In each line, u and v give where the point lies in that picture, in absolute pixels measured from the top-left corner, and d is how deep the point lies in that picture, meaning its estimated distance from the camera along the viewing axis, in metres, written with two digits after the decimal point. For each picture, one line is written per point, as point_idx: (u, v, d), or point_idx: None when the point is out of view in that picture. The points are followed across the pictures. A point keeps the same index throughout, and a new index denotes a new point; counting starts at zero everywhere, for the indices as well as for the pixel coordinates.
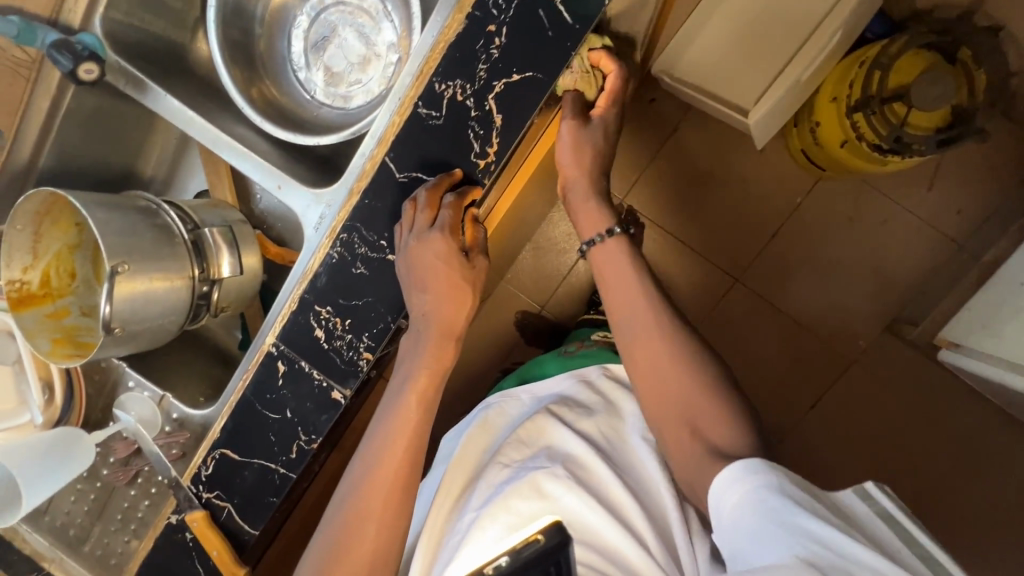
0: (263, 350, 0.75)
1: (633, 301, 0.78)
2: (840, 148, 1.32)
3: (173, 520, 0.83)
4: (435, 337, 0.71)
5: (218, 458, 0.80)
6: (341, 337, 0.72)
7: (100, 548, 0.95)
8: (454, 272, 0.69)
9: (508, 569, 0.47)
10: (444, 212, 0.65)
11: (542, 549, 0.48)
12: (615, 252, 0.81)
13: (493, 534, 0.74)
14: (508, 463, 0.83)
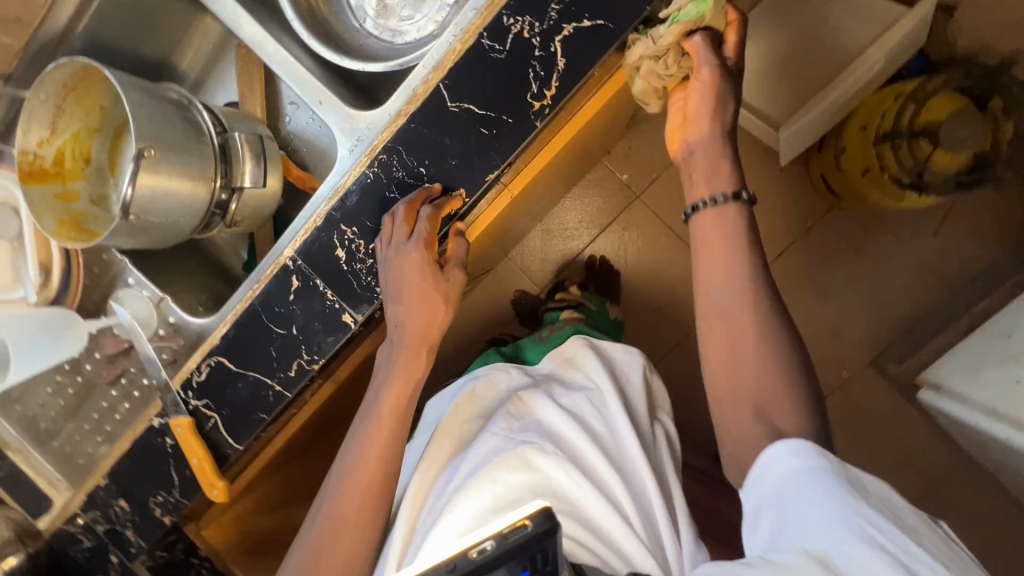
0: (280, 262, 0.73)
1: (730, 267, 0.68)
2: (862, 177, 1.34)
3: (156, 423, 0.81)
4: (407, 353, 0.74)
5: (215, 365, 0.78)
6: (362, 260, 0.71)
7: (70, 445, 0.92)
8: (431, 288, 0.71)
9: (493, 553, 0.45)
10: (421, 224, 0.67)
11: (530, 534, 0.46)
12: (726, 214, 0.70)
13: (478, 503, 0.71)
14: (496, 435, 0.79)
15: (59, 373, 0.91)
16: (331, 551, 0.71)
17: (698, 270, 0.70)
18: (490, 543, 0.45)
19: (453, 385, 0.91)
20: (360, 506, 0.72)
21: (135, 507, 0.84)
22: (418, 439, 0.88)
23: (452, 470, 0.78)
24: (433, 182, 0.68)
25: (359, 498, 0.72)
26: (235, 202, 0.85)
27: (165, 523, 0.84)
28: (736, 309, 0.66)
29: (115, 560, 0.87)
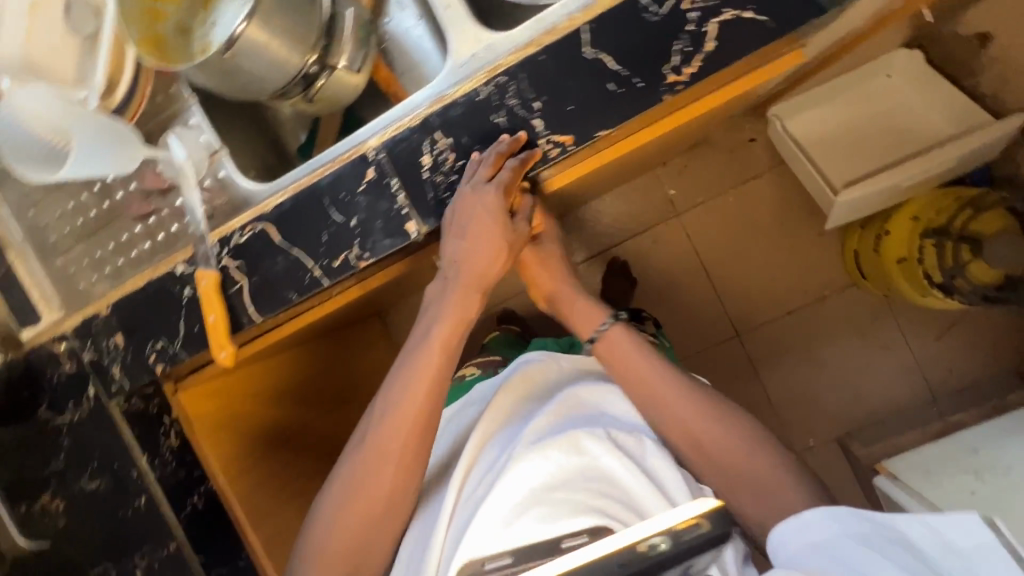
0: (361, 150, 0.71)
1: (654, 386, 0.84)
2: (895, 263, 1.38)
3: (179, 270, 0.78)
4: (463, 289, 0.78)
5: (258, 232, 0.75)
6: (445, 175, 0.70)
7: (76, 268, 0.89)
8: (497, 236, 0.74)
9: (666, 549, 0.55)
10: (500, 173, 0.70)
11: (707, 536, 0.56)
12: (620, 340, 0.89)
13: (530, 474, 0.75)
14: (549, 417, 0.83)
15: (85, 192, 0.87)
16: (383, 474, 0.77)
17: (636, 393, 0.85)
18: (663, 542, 0.55)
19: (508, 368, 0.97)
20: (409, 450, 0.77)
21: (128, 347, 0.82)
22: (473, 408, 0.93)
23: (508, 442, 0.82)
24: (542, 120, 0.67)
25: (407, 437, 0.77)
26: (323, 80, 0.83)
27: (155, 372, 0.82)
28: (688, 413, 0.82)
29: (88, 395, 0.85)
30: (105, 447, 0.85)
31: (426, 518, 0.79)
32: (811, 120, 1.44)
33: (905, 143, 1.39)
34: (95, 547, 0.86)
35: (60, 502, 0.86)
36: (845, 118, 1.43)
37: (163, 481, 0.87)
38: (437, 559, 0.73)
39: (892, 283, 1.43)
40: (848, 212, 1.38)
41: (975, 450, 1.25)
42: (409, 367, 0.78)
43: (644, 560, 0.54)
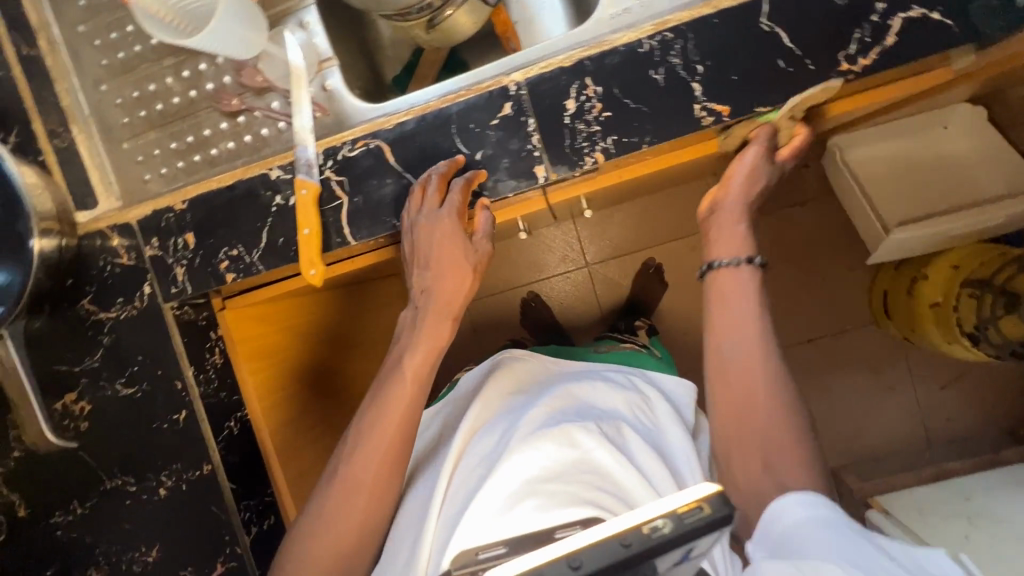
0: (503, 83, 0.67)
1: (747, 329, 0.65)
2: (930, 307, 1.27)
3: (274, 175, 0.72)
4: (431, 318, 0.72)
5: (371, 149, 0.70)
6: (587, 123, 0.66)
7: (143, 156, 0.82)
8: (457, 257, 0.70)
9: (669, 533, 0.45)
10: (452, 194, 0.67)
11: (707, 520, 0.46)
12: (740, 281, 0.67)
13: (521, 463, 0.72)
14: (535, 408, 0.80)
15: (169, 77, 0.80)
16: (355, 506, 0.71)
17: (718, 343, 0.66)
18: (666, 523, 0.45)
19: (492, 361, 0.96)
20: (378, 477, 0.71)
21: (199, 248, 0.75)
22: (462, 402, 0.91)
23: (499, 433, 0.79)
24: (701, 86, 0.64)
25: (374, 472, 0.71)
26: (455, 9, 0.82)
27: (225, 281, 0.75)
28: (759, 380, 0.63)
29: (145, 292, 0.77)
30: (149, 352, 0.78)
31: (417, 508, 0.76)
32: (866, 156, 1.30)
33: (959, 196, 1.26)
34: (123, 456, 0.80)
35: (87, 403, 0.80)
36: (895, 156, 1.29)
37: (206, 399, 0.80)
38: (430, 551, 0.69)
39: (926, 326, 1.31)
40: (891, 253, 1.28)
41: (969, 498, 1.23)
42: (371, 411, 0.72)
43: (645, 540, 0.45)
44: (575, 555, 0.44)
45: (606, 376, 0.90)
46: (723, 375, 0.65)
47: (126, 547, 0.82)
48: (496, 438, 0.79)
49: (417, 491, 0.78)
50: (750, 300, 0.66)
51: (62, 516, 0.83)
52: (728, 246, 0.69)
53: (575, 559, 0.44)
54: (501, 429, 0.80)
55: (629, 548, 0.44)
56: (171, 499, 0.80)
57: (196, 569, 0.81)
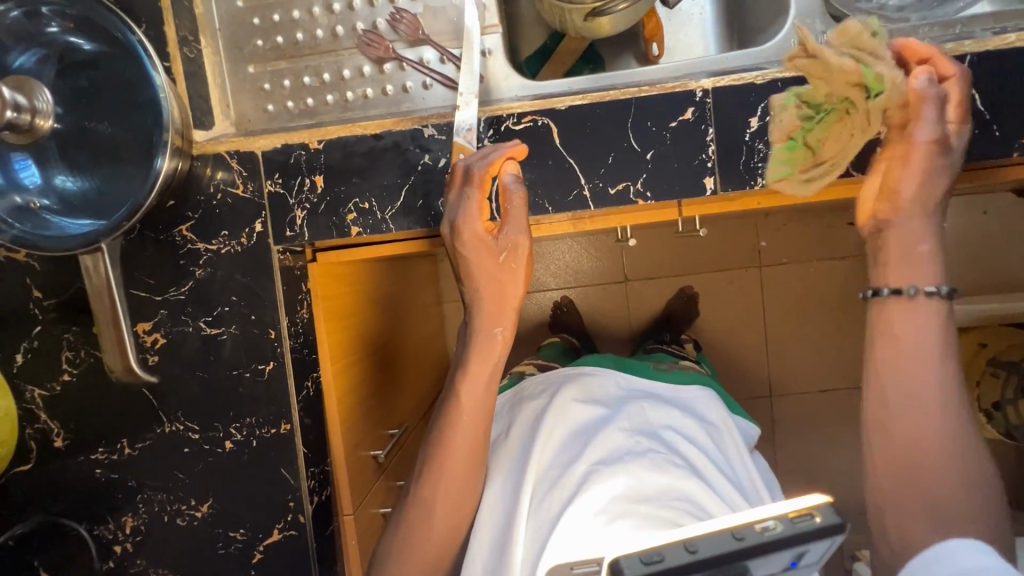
0: (690, 87, 0.65)
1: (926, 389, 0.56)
2: None
3: (426, 133, 0.68)
4: (490, 313, 0.68)
5: (538, 126, 0.67)
6: (768, 143, 0.65)
7: (270, 85, 0.76)
8: (496, 266, 0.67)
9: (778, 532, 0.45)
10: (472, 193, 0.64)
11: (820, 527, 0.45)
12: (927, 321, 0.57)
13: (613, 491, 0.68)
14: (620, 431, 0.76)
15: (316, 6, 0.74)
16: (436, 520, 0.70)
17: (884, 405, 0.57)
18: (777, 524, 0.46)
19: (560, 373, 0.89)
20: (462, 476, 0.70)
21: (327, 194, 0.70)
22: (531, 410, 0.84)
23: (580, 450, 0.74)
24: None
25: (459, 470, 0.70)
26: (627, 3, 0.80)
27: (348, 234, 0.70)
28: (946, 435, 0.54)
29: (255, 230, 0.71)
30: (246, 294, 0.73)
31: (494, 521, 0.72)
32: None
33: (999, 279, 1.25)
34: (190, 399, 0.74)
35: (160, 337, 0.73)
36: (944, 231, 1.28)
37: (294, 354, 0.74)
38: (517, 568, 0.66)
39: None
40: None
41: None
42: (442, 424, 0.70)
43: (757, 536, 0.45)
44: (688, 541, 0.45)
45: (677, 407, 0.86)
46: (885, 427, 0.56)
47: (172, 498, 0.76)
48: (578, 454, 0.74)
49: (488, 499, 0.74)
50: (938, 334, 0.57)
51: (105, 453, 0.76)
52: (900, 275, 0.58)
53: (688, 544, 0.45)
54: (584, 446, 0.74)
55: (743, 541, 0.44)
56: (237, 454, 0.74)
57: (249, 532, 0.75)
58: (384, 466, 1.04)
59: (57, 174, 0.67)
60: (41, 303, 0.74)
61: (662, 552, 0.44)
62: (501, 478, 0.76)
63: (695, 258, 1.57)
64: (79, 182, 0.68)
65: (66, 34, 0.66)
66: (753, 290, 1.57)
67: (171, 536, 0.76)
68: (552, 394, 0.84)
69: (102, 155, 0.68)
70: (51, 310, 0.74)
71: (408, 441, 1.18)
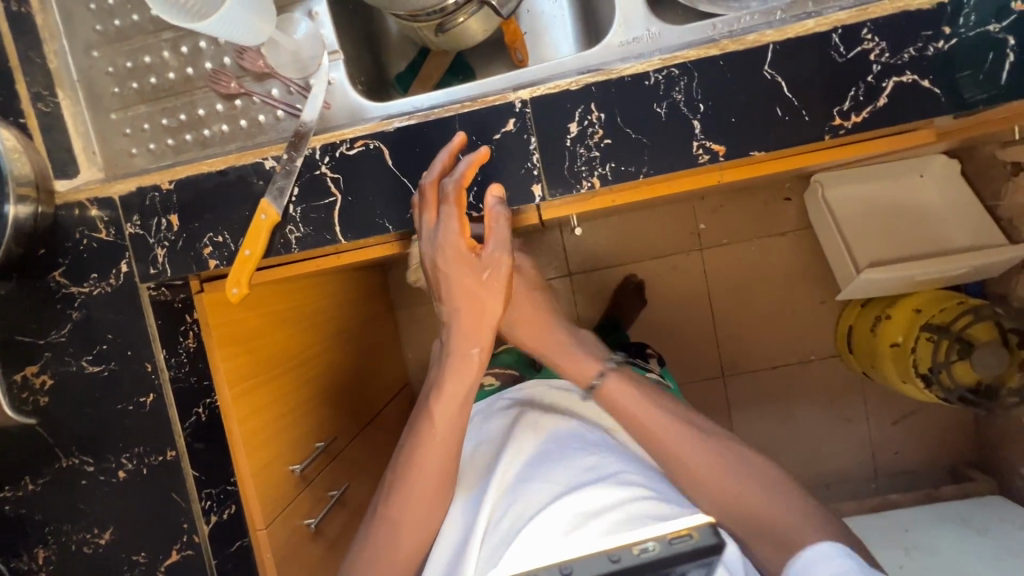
0: (509, 99, 0.67)
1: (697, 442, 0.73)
2: (890, 346, 1.22)
3: (267, 165, 0.71)
4: (462, 337, 0.71)
5: (370, 149, 0.70)
6: (588, 147, 0.67)
7: (132, 129, 0.80)
8: (476, 283, 0.69)
9: (655, 553, 0.51)
10: (449, 209, 0.66)
11: (695, 545, 0.51)
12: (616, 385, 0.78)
13: (574, 509, 0.66)
14: (590, 451, 0.75)
15: (166, 50, 0.78)
16: (403, 538, 0.72)
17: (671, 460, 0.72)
18: (655, 545, 0.51)
19: (531, 387, 0.92)
20: (428, 498, 0.73)
21: (183, 231, 0.73)
22: (501, 428, 0.86)
23: (545, 467, 0.73)
24: (701, 124, 0.66)
25: (424, 488, 0.73)
26: (467, 16, 0.82)
27: (207, 266, 0.73)
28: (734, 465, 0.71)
29: (121, 270, 0.75)
30: (121, 331, 0.76)
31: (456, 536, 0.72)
32: (848, 193, 1.28)
33: (927, 242, 1.23)
34: (82, 434, 0.78)
35: (48, 378, 0.78)
36: (872, 199, 1.27)
37: (176, 384, 0.78)
38: None
39: (878, 364, 1.28)
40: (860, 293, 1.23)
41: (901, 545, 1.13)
42: (413, 443, 0.74)
43: (632, 558, 0.51)
44: (564, 564, 0.51)
45: None
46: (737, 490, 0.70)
47: (78, 528, 0.80)
48: (544, 470, 0.72)
49: (455, 517, 0.75)
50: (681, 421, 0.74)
51: (12, 491, 0.80)
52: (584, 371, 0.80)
53: (563, 567, 0.51)
54: (552, 462, 0.73)
55: (617, 562, 0.51)
56: (131, 482, 0.78)
57: (151, 554, 0.79)
58: (308, 478, 1.08)
59: None
60: None
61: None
62: (466, 493, 0.77)
63: (632, 247, 1.59)
64: None
65: None
66: (692, 274, 1.58)
67: (81, 563, 0.81)
68: (520, 413, 0.86)
69: None
70: None
71: (341, 451, 1.23)
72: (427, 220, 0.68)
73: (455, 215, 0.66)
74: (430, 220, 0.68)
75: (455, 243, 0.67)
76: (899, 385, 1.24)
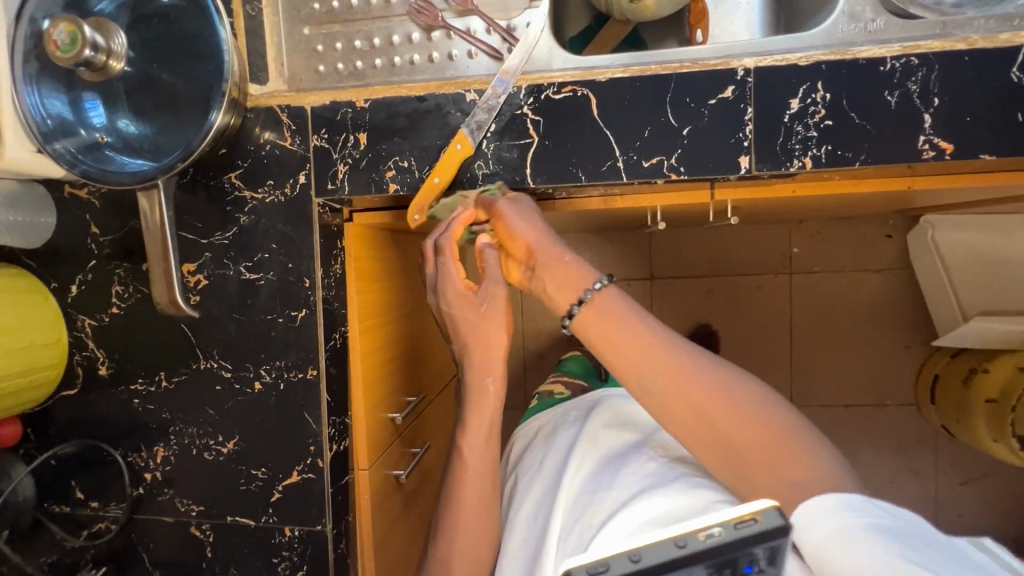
0: (732, 65, 0.65)
1: (653, 355, 0.63)
2: (984, 400, 1.15)
3: (468, 98, 0.70)
4: (477, 364, 0.77)
5: (578, 96, 0.69)
6: (807, 125, 0.65)
7: (323, 47, 0.79)
8: (477, 313, 0.76)
9: (717, 538, 0.39)
10: (447, 260, 0.75)
11: (761, 531, 0.39)
12: (609, 308, 0.65)
13: (642, 520, 0.62)
14: (656, 459, 0.70)
15: None
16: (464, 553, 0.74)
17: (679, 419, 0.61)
18: (720, 529, 0.39)
19: (595, 396, 0.88)
20: (480, 525, 0.76)
21: (369, 150, 0.73)
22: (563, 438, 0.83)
23: (610, 478, 0.70)
24: (932, 119, 0.63)
25: (473, 512, 0.76)
26: None
27: (386, 190, 0.73)
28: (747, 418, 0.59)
29: (298, 181, 0.75)
30: (284, 242, 0.76)
31: (528, 543, 0.73)
32: (958, 243, 1.25)
33: None
34: (226, 340, 0.78)
35: (203, 278, 0.78)
36: (982, 251, 1.23)
37: (325, 305, 0.77)
38: None
39: (968, 418, 1.20)
40: (958, 343, 1.24)
41: None
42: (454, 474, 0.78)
43: (696, 546, 0.39)
44: (631, 550, 0.39)
45: None
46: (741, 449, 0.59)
47: (202, 433, 0.80)
48: (612, 484, 0.69)
49: (523, 525, 0.75)
50: (630, 318, 0.65)
51: (144, 385, 0.80)
52: (567, 286, 0.67)
53: (631, 554, 0.39)
54: (618, 475, 0.70)
55: (681, 549, 0.38)
56: (265, 396, 0.78)
57: (270, 471, 0.79)
58: (400, 430, 1.06)
59: (118, 116, 0.72)
60: (98, 240, 0.79)
61: (607, 563, 0.38)
62: (534, 503, 0.76)
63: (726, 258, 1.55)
64: (140, 128, 0.72)
65: None
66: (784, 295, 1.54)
67: (198, 468, 0.80)
68: (583, 421, 0.83)
69: (162, 104, 0.72)
70: (106, 247, 0.79)
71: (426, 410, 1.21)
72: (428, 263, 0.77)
73: (445, 265, 0.75)
74: (435, 267, 0.77)
75: (455, 281, 0.75)
76: (988, 442, 1.16)
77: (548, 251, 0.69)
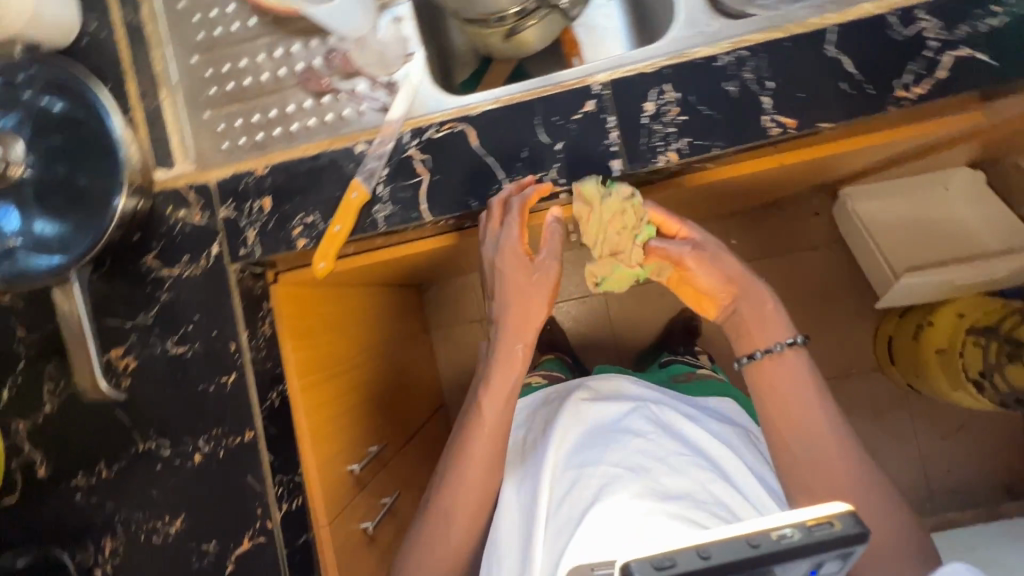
0: (588, 82, 0.72)
1: (813, 409, 0.67)
2: (933, 351, 1.19)
3: (359, 149, 0.76)
4: (510, 334, 0.73)
5: (458, 131, 0.74)
6: (664, 124, 0.71)
7: (223, 126, 0.84)
8: (526, 280, 0.73)
9: (794, 539, 0.41)
10: (512, 218, 0.71)
11: (840, 535, 0.41)
12: (794, 364, 0.69)
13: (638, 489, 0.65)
14: (642, 434, 0.74)
15: (261, 54, 0.84)
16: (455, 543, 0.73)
17: (785, 435, 0.67)
18: (794, 530, 0.42)
19: (577, 382, 0.92)
20: (469, 520, 0.74)
21: (274, 212, 0.77)
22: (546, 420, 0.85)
23: (597, 451, 0.73)
24: (771, 100, 0.70)
25: (469, 503, 0.73)
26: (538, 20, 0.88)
27: (296, 246, 0.77)
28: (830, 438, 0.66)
29: (212, 252, 0.78)
30: (206, 312, 0.78)
31: (515, 519, 0.74)
32: (875, 209, 1.31)
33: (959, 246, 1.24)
34: (161, 417, 0.79)
35: (131, 360, 0.79)
36: (897, 213, 1.29)
37: (255, 366, 0.79)
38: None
39: (923, 372, 1.23)
40: (897, 301, 1.29)
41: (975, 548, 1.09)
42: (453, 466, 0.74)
43: (773, 544, 0.41)
44: (701, 547, 0.42)
45: (694, 410, 0.85)
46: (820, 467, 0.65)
47: (148, 516, 0.79)
48: (604, 456, 0.71)
49: (508, 505, 0.76)
50: (811, 386, 0.68)
51: (84, 478, 0.80)
52: (769, 332, 0.70)
53: (701, 550, 0.41)
54: (609, 448, 0.72)
55: (757, 548, 0.41)
56: (207, 466, 0.78)
57: (221, 543, 0.78)
58: (364, 481, 1.05)
59: (31, 219, 0.73)
60: (25, 341, 0.81)
61: (674, 558, 0.41)
62: (518, 483, 0.78)
63: None
64: (51, 226, 0.73)
65: (39, 97, 0.75)
66: None
67: (148, 554, 0.79)
68: (563, 401, 0.85)
69: (71, 202, 0.74)
70: (33, 347, 0.81)
71: (393, 459, 1.20)
72: (492, 229, 0.73)
73: (504, 230, 0.71)
74: (491, 239, 0.73)
75: (500, 255, 0.72)
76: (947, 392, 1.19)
77: (734, 276, 0.72)
